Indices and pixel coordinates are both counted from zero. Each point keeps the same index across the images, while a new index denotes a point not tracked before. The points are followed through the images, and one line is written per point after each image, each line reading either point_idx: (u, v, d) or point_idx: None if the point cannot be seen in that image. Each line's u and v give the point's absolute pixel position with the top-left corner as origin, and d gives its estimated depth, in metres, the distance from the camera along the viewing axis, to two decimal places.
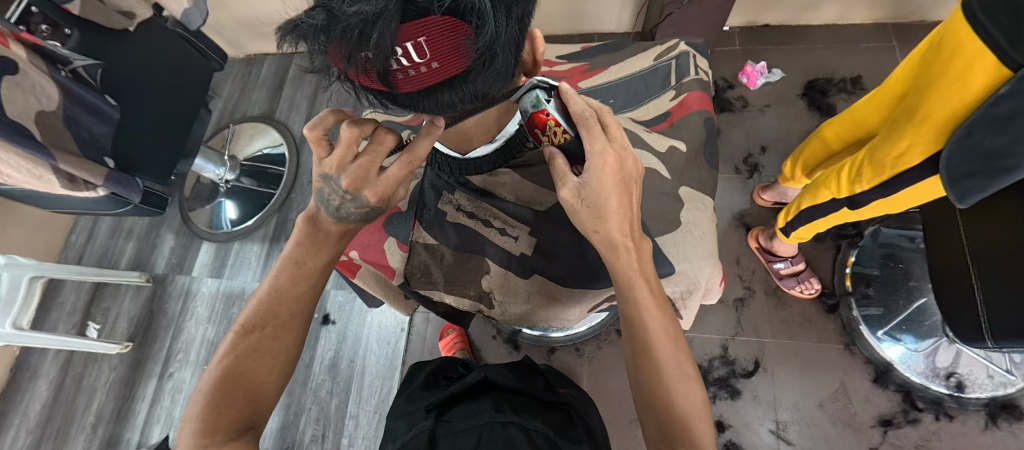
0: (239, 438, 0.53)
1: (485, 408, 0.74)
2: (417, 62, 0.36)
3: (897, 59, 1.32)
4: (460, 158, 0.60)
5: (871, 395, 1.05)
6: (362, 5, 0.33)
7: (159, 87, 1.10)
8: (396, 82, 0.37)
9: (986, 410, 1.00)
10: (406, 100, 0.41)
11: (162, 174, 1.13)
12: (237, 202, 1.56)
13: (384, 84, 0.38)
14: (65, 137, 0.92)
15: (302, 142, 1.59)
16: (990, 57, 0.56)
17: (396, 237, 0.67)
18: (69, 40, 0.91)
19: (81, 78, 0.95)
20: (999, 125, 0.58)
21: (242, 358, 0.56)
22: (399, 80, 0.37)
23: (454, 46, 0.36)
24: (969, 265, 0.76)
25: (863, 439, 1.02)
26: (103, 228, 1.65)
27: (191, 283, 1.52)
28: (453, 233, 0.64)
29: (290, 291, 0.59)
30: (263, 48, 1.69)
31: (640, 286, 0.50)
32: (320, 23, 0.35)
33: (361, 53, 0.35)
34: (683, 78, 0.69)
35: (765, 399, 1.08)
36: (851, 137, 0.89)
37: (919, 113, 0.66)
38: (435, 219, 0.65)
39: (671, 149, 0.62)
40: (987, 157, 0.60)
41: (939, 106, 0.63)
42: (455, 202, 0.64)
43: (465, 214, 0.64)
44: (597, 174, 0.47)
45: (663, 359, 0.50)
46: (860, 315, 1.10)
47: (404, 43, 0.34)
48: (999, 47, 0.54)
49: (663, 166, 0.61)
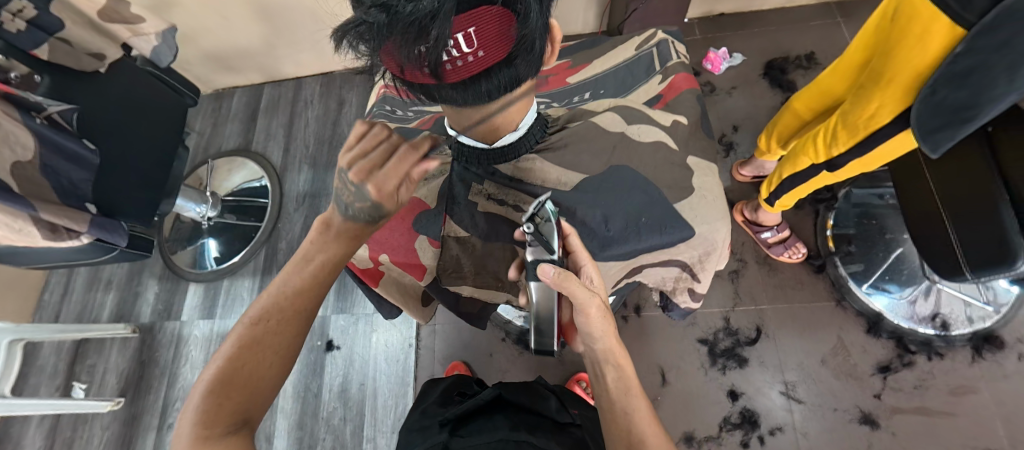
0: (236, 435, 0.48)
1: (500, 425, 0.75)
2: (465, 52, 0.38)
3: (844, 33, 1.42)
4: (486, 148, 0.58)
5: (867, 345, 1.11)
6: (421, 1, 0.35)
7: (136, 127, 1.07)
8: (444, 73, 0.39)
9: (971, 344, 1.07)
10: (448, 92, 0.43)
11: (144, 216, 1.10)
12: (222, 239, 1.52)
13: (438, 77, 0.40)
14: (43, 187, 0.89)
15: (283, 170, 1.56)
16: (943, 18, 0.62)
17: (427, 235, 0.62)
18: (40, 86, 0.90)
19: (56, 125, 0.91)
20: (957, 80, 0.63)
21: (243, 352, 0.51)
22: (451, 72, 0.39)
23: (495, 33, 0.38)
24: (940, 210, 0.82)
25: (866, 387, 1.08)
26: (79, 282, 1.57)
27: (181, 327, 1.46)
28: (484, 223, 0.62)
29: (301, 286, 0.55)
30: (231, 81, 1.67)
31: (615, 369, 0.57)
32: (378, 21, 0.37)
33: (419, 47, 0.37)
34: (667, 62, 0.73)
35: (771, 363, 1.13)
36: (820, 106, 0.96)
37: (886, 75, 0.73)
38: (466, 211, 0.62)
39: (675, 122, 0.64)
40: (953, 110, 0.65)
41: (905, 67, 0.69)
42: (486, 191, 0.61)
43: (496, 203, 0.61)
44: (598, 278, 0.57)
45: (633, 414, 0.54)
46: (846, 272, 1.17)
47: (457, 34, 0.36)
48: (951, 9, 0.61)
49: (670, 138, 0.62)
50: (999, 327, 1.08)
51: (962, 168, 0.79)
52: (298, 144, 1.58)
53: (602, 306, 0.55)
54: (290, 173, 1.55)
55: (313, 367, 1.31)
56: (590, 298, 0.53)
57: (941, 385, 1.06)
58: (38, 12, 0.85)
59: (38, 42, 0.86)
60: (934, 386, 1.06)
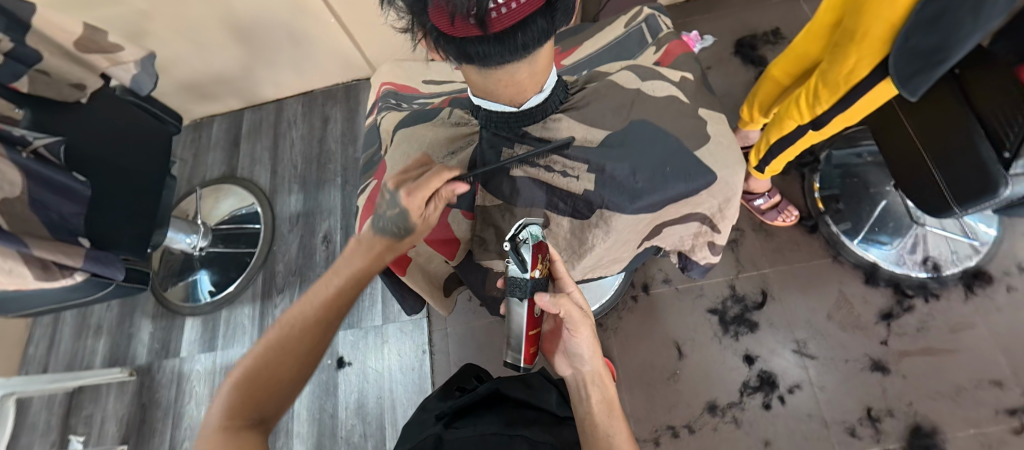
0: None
1: (494, 421, 0.73)
2: None
3: (804, 8, 1.50)
4: (514, 110, 0.48)
5: (867, 295, 1.16)
6: None
7: (122, 156, 1.04)
8: (490, 24, 0.36)
9: (963, 282, 1.14)
10: (489, 53, 0.39)
11: (138, 248, 1.06)
12: (216, 269, 1.48)
13: (481, 29, 0.36)
14: (33, 223, 0.86)
15: (273, 193, 1.54)
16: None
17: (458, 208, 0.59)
18: (22, 120, 0.88)
19: (42, 158, 0.87)
20: (929, 26, 0.68)
21: (271, 355, 0.49)
22: (495, 21, 0.36)
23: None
24: (922, 152, 0.87)
25: (872, 335, 1.12)
26: (66, 331, 1.51)
27: (181, 364, 1.41)
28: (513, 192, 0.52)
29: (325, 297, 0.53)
30: (210, 109, 1.64)
31: (599, 396, 0.62)
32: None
33: None
34: (658, 34, 0.75)
35: (781, 324, 1.16)
36: (797, 70, 1.01)
37: (858, 31, 0.77)
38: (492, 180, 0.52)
39: (682, 79, 0.57)
40: (927, 54, 0.70)
41: (876, 21, 0.73)
42: (515, 153, 0.50)
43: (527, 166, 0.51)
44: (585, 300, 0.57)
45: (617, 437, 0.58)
46: (839, 229, 1.21)
47: None
48: None
49: (682, 93, 0.55)
50: (985, 264, 1.14)
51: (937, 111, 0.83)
52: (286, 166, 1.56)
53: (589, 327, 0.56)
54: (281, 194, 1.53)
55: (325, 387, 1.28)
56: (582, 318, 0.54)
57: (940, 324, 1.11)
58: (13, 44, 0.83)
59: (18, 75, 0.85)
60: (935, 326, 1.11)
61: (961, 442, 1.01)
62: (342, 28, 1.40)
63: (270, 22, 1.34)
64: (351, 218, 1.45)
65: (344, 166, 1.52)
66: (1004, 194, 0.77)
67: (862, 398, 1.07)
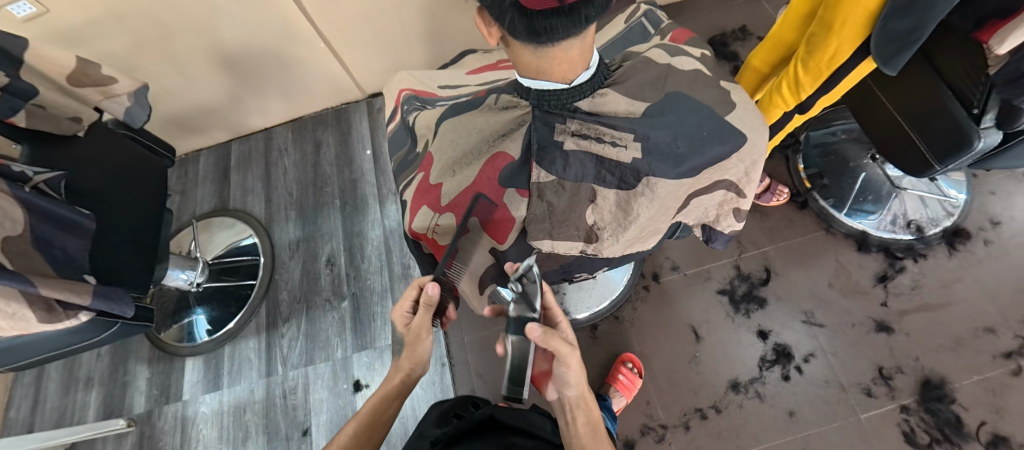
0: None
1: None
2: None
3: (765, 6, 1.62)
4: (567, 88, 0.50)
5: (862, 262, 1.23)
6: None
7: (126, 189, 1.02)
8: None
9: (945, 240, 1.22)
10: (563, 25, 0.39)
11: (142, 284, 1.02)
12: (215, 305, 1.43)
13: (556, 2, 0.36)
14: (37, 261, 0.82)
15: (269, 222, 1.51)
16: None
17: (513, 186, 0.52)
18: (20, 154, 0.88)
19: (44, 193, 0.86)
20: (903, 11, 0.72)
21: None
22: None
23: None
24: (901, 122, 0.95)
25: (872, 298, 1.19)
26: (52, 388, 1.41)
27: (184, 408, 1.34)
28: (563, 163, 0.50)
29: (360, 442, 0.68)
30: (196, 143, 1.62)
31: (581, 421, 0.66)
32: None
33: None
34: (659, 26, 0.80)
35: (787, 297, 1.21)
36: (775, 57, 1.07)
37: (836, 22, 0.81)
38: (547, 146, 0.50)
39: (702, 54, 0.63)
40: (904, 36, 0.75)
41: (855, 12, 0.77)
42: (570, 129, 0.50)
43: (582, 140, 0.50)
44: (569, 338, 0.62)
45: None
46: (827, 203, 1.29)
47: None
48: None
49: (705, 66, 0.59)
50: (961, 221, 1.24)
51: (904, 84, 0.92)
52: (281, 193, 1.54)
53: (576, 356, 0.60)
54: (277, 222, 1.50)
55: (344, 413, 1.25)
56: (568, 351, 0.58)
57: (931, 280, 1.19)
58: (10, 79, 0.82)
59: (15, 109, 0.84)
60: (926, 283, 1.19)
61: (968, 389, 1.07)
62: (330, 52, 1.43)
63: (258, 50, 1.36)
64: (354, 239, 1.44)
65: (342, 188, 1.51)
66: (979, 145, 0.84)
67: (873, 359, 1.13)
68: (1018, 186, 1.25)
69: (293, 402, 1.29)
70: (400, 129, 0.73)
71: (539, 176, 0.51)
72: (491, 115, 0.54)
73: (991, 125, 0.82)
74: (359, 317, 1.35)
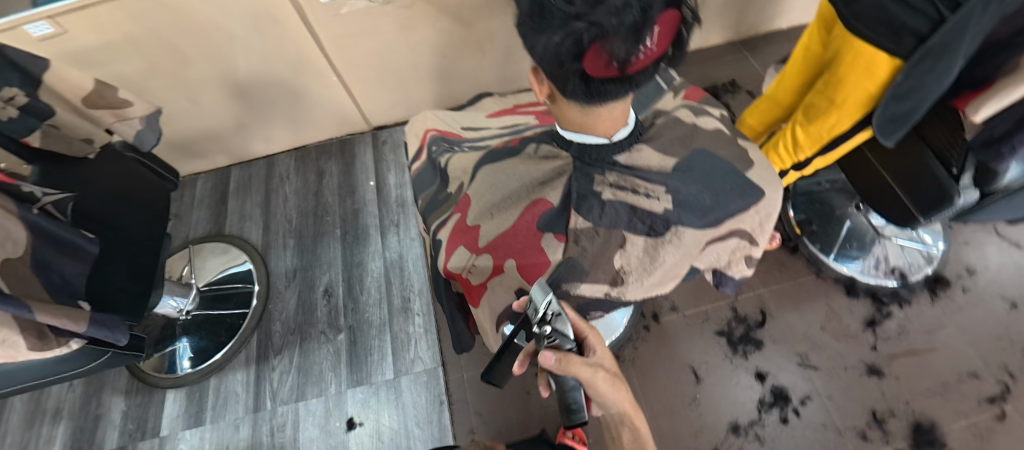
0: None
1: None
2: (649, 47, 0.40)
3: (752, 63, 1.75)
4: (607, 142, 0.53)
5: (851, 306, 1.28)
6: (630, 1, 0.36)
7: (129, 212, 1.00)
8: (628, 69, 0.42)
9: (927, 287, 1.29)
10: (613, 91, 0.45)
11: (135, 310, 0.98)
12: (203, 333, 1.38)
13: (618, 71, 0.42)
14: (35, 286, 0.79)
15: (266, 249, 1.49)
16: (884, 54, 0.78)
17: (550, 230, 0.53)
18: (31, 175, 0.84)
19: (50, 214, 0.83)
20: (902, 96, 0.78)
21: None
22: (632, 64, 0.41)
23: (671, 28, 0.40)
24: (888, 179, 1.02)
25: (862, 342, 1.23)
26: (15, 420, 1.32)
27: (161, 445, 1.26)
28: (601, 212, 0.52)
29: None
30: (195, 167, 1.60)
31: (627, 437, 0.66)
32: (576, 16, 0.37)
33: (624, 45, 0.39)
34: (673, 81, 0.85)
35: (782, 339, 1.24)
36: (770, 120, 1.17)
37: (839, 97, 0.89)
38: (584, 194, 0.52)
39: (721, 114, 0.67)
40: (902, 118, 0.80)
41: (857, 92, 0.86)
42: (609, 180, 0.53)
43: (620, 191, 0.53)
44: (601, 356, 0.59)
45: None
46: (816, 248, 1.36)
47: (651, 31, 0.39)
48: (887, 48, 0.76)
49: (725, 125, 0.63)
50: (939, 270, 1.31)
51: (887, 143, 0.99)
52: (280, 220, 1.53)
53: (608, 376, 0.57)
54: (275, 249, 1.48)
55: None
56: (595, 373, 0.55)
57: (916, 326, 1.25)
58: (29, 99, 0.82)
59: (30, 128, 0.82)
60: (912, 328, 1.25)
61: (957, 434, 1.10)
62: (342, 84, 1.48)
63: (270, 79, 1.39)
64: (353, 270, 1.42)
65: (343, 218, 1.51)
66: (959, 201, 0.88)
67: (866, 402, 1.16)
68: (989, 237, 1.34)
69: (281, 440, 1.23)
70: (427, 169, 0.75)
71: (576, 222, 0.52)
72: (531, 163, 0.55)
73: (970, 183, 0.87)
74: (354, 350, 1.31)
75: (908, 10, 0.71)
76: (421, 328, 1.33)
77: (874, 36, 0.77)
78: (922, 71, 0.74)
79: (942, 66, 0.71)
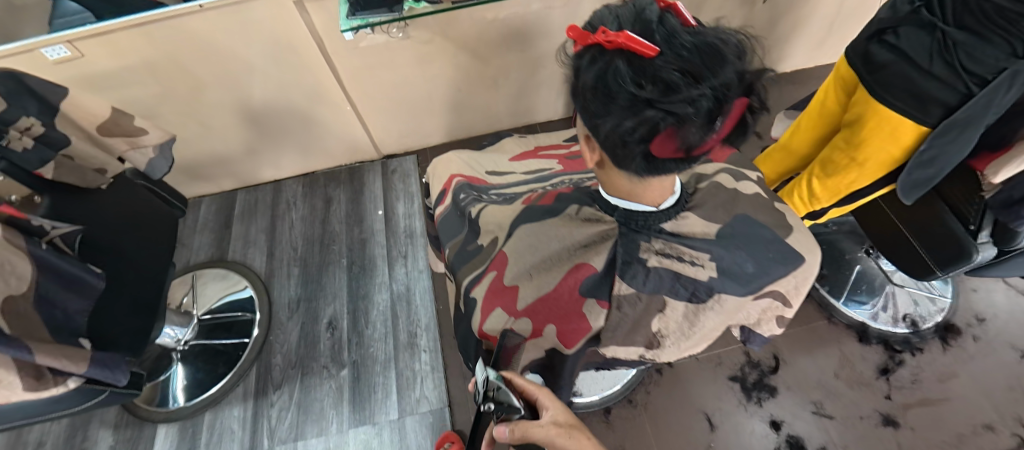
0: None
1: None
2: (717, 133, 0.42)
3: None
4: (654, 210, 0.51)
5: (864, 353, 1.27)
6: (705, 92, 0.38)
7: (137, 243, 0.97)
8: (694, 152, 0.43)
9: (938, 335, 1.29)
10: (675, 169, 0.46)
11: (136, 346, 0.94)
12: (199, 365, 1.33)
13: (684, 153, 0.43)
14: (37, 324, 0.75)
15: (269, 277, 1.45)
16: (910, 121, 0.80)
17: (593, 296, 0.51)
18: (41, 207, 0.82)
19: (58, 248, 0.80)
20: (926, 163, 0.80)
21: None
22: (699, 148, 0.43)
23: (737, 116, 0.43)
24: (901, 227, 1.02)
25: (876, 391, 1.22)
26: None
27: None
28: (647, 280, 0.51)
29: None
30: (200, 190, 1.58)
31: None
32: (652, 99, 0.38)
33: (695, 130, 0.40)
34: None
35: (796, 386, 1.23)
36: (781, 171, 1.17)
37: (858, 158, 0.88)
38: (629, 261, 0.51)
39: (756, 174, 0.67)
40: (924, 182, 0.82)
41: (879, 154, 0.86)
42: (655, 248, 0.51)
43: (667, 259, 0.51)
44: (558, 411, 0.49)
45: None
46: (827, 292, 1.35)
47: (721, 118, 0.41)
48: (914, 116, 0.78)
49: (761, 187, 0.63)
50: (949, 318, 1.31)
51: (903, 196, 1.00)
52: (284, 248, 1.49)
53: (562, 430, 0.46)
54: (278, 278, 1.45)
55: None
56: (545, 429, 0.46)
57: (930, 375, 1.24)
58: (46, 128, 0.81)
59: (45, 160, 0.81)
60: (925, 377, 1.23)
61: None
62: (355, 113, 1.48)
63: (284, 106, 1.39)
64: (359, 302, 1.39)
65: (350, 247, 1.49)
66: (977, 258, 0.89)
67: None
68: (996, 285, 1.35)
69: None
70: (453, 216, 0.73)
71: (620, 287, 0.51)
72: (576, 225, 0.53)
73: (987, 241, 0.87)
74: (358, 387, 1.27)
75: (936, 84, 0.74)
76: (428, 365, 1.29)
77: (900, 104, 0.79)
78: (946, 140, 0.76)
79: (965, 137, 0.74)
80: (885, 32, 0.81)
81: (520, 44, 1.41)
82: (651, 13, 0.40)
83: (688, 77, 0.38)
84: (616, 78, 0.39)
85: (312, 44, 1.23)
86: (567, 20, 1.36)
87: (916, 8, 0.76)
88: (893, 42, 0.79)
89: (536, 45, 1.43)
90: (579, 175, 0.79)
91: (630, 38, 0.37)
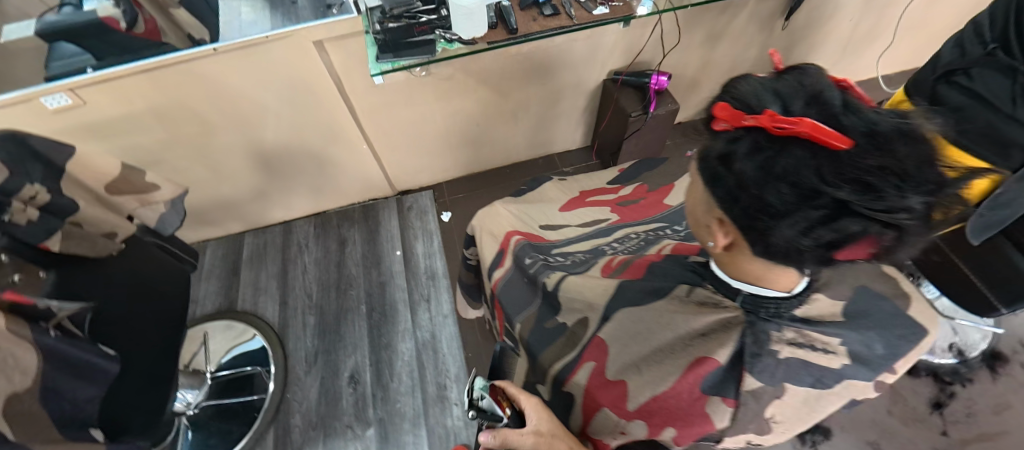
0: None
1: None
2: (922, 229, 0.37)
3: None
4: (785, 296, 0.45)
5: (914, 387, 1.23)
6: (920, 196, 0.33)
7: (150, 310, 0.87)
8: (890, 249, 0.38)
9: (986, 364, 1.25)
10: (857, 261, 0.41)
11: (151, 426, 0.84)
12: (210, 428, 1.22)
13: (877, 252, 0.38)
14: (42, 420, 0.64)
15: (283, 328, 1.35)
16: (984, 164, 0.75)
17: (716, 392, 0.45)
18: (45, 283, 0.71)
19: (68, 333, 0.70)
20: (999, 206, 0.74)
21: None
22: (898, 245, 0.38)
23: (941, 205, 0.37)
24: (955, 260, 0.96)
25: (932, 427, 1.17)
26: None
27: None
28: (779, 373, 0.45)
29: None
30: (205, 233, 1.49)
31: None
32: (846, 202, 0.33)
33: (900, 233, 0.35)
34: None
35: (850, 425, 1.17)
36: None
37: None
38: (761, 354, 0.44)
39: None
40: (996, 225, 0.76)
41: None
42: (786, 337, 0.45)
43: (800, 349, 0.46)
44: (539, 420, 0.53)
45: None
46: None
47: (930, 215, 0.36)
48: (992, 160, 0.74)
49: None
50: (995, 346, 1.28)
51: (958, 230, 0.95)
52: (298, 294, 1.40)
53: (539, 438, 0.50)
54: (293, 328, 1.35)
55: None
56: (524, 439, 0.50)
57: (984, 408, 1.19)
58: (51, 195, 0.73)
59: (51, 231, 0.71)
60: (979, 410, 1.19)
61: None
62: (371, 152, 1.41)
63: (298, 147, 1.32)
64: (382, 352, 1.30)
65: (369, 291, 1.40)
66: None
67: None
68: None
69: None
70: (518, 284, 0.67)
71: (749, 383, 0.45)
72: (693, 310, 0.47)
73: None
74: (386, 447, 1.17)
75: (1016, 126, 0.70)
76: (461, 419, 1.20)
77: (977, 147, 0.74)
78: None
79: None
80: (954, 72, 0.78)
81: (543, 77, 1.36)
82: (820, 94, 0.35)
83: (893, 176, 0.32)
84: (800, 175, 0.34)
85: (331, 85, 1.16)
86: (591, 52, 1.33)
87: (989, 50, 0.75)
88: (965, 83, 0.76)
89: (558, 78, 1.39)
90: (642, 229, 0.75)
91: (817, 128, 0.32)
